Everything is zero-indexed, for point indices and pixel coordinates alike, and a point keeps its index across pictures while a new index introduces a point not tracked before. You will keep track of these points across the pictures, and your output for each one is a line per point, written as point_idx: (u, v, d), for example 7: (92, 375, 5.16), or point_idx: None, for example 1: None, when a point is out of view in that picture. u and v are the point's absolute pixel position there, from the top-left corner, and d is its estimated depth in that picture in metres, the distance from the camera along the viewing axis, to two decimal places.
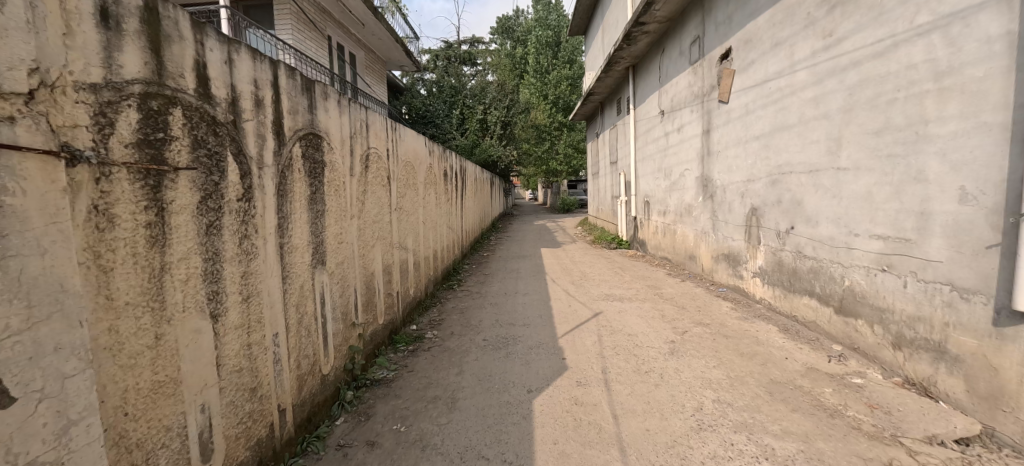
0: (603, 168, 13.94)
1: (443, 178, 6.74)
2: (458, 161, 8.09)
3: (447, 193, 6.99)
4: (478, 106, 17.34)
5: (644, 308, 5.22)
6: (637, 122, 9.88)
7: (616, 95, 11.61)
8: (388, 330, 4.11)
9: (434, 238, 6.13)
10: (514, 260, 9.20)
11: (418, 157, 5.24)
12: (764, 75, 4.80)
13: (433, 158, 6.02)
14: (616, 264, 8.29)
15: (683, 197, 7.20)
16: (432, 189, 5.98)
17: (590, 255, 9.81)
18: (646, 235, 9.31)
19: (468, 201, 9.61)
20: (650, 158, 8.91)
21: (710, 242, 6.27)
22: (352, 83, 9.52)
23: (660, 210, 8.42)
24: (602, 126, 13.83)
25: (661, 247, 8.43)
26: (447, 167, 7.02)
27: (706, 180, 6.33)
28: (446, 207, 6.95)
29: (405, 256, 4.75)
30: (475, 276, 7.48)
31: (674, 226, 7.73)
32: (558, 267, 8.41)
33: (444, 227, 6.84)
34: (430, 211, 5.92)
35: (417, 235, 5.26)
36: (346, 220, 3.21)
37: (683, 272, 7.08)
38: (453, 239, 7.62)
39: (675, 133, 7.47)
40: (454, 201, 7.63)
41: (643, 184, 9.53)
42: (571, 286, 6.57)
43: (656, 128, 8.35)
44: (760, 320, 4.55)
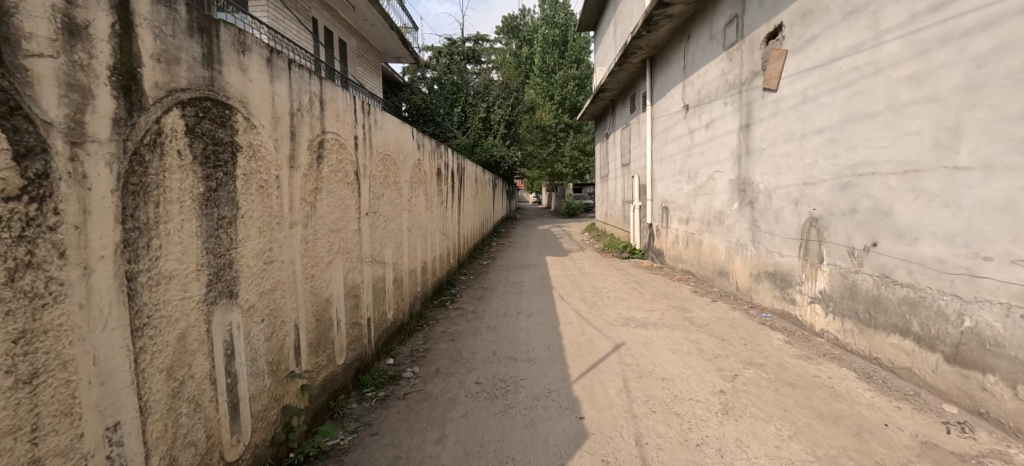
0: (612, 171, 12.96)
1: (435, 178, 5.77)
2: (454, 159, 7.11)
3: (439, 195, 6.01)
4: (480, 104, 16.42)
5: (676, 338, 4.24)
6: (655, 120, 8.91)
7: (630, 91, 10.66)
8: (352, 371, 3.16)
9: (422, 248, 5.16)
10: (516, 270, 8.19)
11: (401, 151, 4.28)
12: (830, 52, 3.84)
13: (421, 153, 5.06)
14: (632, 278, 7.32)
15: (713, 203, 6.21)
16: (420, 190, 5.01)
17: (601, 265, 8.84)
18: (665, 244, 8.33)
19: (466, 204, 8.62)
20: (671, 159, 7.93)
21: (748, 256, 5.28)
22: (341, 72, 8.61)
23: (681, 217, 7.44)
24: (613, 126, 12.87)
25: (682, 259, 7.44)
26: (440, 164, 6.05)
27: (743, 183, 5.34)
28: (438, 211, 5.97)
29: (382, 272, 3.80)
30: (471, 290, 6.49)
31: (699, 236, 6.76)
32: (567, 279, 7.41)
33: (436, 234, 5.86)
34: (417, 216, 4.95)
35: (399, 246, 4.30)
36: (281, 229, 2.26)
37: (711, 290, 6.10)
38: (447, 248, 6.66)
39: (703, 130, 6.51)
40: (448, 205, 6.67)
41: (661, 187, 8.55)
42: (582, 305, 5.58)
43: (680, 126, 7.37)
44: (829, 361, 3.57)
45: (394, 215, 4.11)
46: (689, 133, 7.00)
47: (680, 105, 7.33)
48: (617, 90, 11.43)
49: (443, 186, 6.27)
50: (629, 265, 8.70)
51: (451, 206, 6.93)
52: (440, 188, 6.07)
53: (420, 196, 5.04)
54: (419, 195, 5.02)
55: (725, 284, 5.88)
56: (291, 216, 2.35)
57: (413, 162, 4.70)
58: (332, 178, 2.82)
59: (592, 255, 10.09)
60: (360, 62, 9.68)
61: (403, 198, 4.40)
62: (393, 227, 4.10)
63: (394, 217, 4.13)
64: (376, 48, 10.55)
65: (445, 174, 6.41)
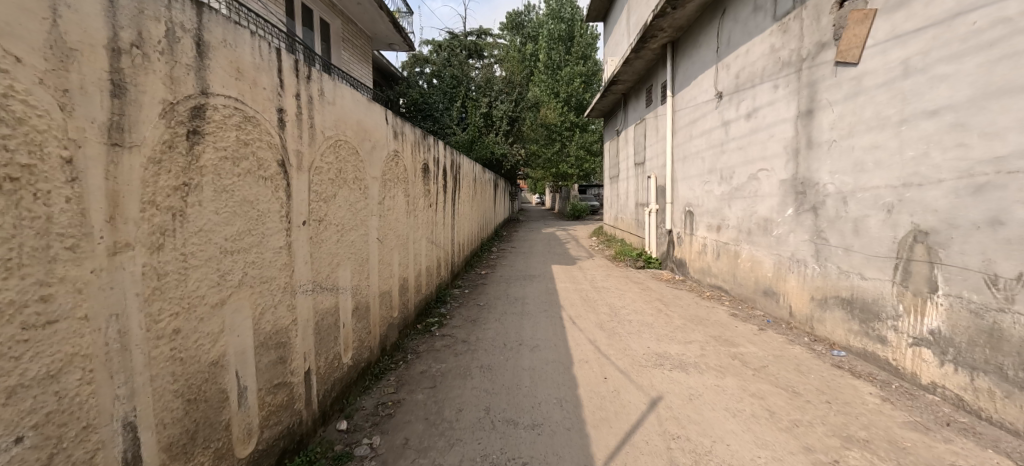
0: (624, 170, 11.85)
1: (420, 175, 4.71)
2: (447, 153, 6.05)
3: (425, 197, 4.97)
4: (481, 99, 15.36)
5: (731, 388, 3.18)
6: (677, 113, 7.84)
7: (646, 81, 9.58)
8: (272, 458, 2.12)
9: (400, 263, 4.10)
10: (518, 283, 7.12)
11: (367, 137, 3.22)
12: (954, 6, 2.81)
13: (401, 144, 4.01)
14: (653, 294, 6.25)
15: (755, 208, 5.12)
16: (397, 190, 3.95)
17: (614, 276, 7.77)
18: (688, 254, 7.24)
19: (462, 206, 7.55)
20: (697, 157, 6.86)
21: (808, 275, 4.22)
22: (321, 56, 7.62)
23: (711, 225, 6.35)
24: (624, 122, 11.79)
25: (711, 272, 6.34)
26: (427, 158, 4.96)
27: (803, 184, 4.26)
28: (424, 217, 4.92)
29: (333, 302, 2.75)
30: (463, 311, 5.41)
31: (733, 246, 5.70)
32: (576, 295, 6.31)
33: (420, 244, 4.81)
34: (393, 224, 3.90)
35: (364, 262, 3.25)
36: (80, 257, 1.22)
37: (753, 313, 5.01)
38: (436, 259, 5.60)
39: (741, 121, 5.45)
40: (438, 208, 5.60)
41: (684, 189, 7.46)
42: (599, 332, 4.49)
43: (709, 117, 6.31)
44: (963, 438, 2.50)
45: (355, 224, 3.07)
46: (722, 126, 5.92)
47: (711, 93, 6.27)
48: (631, 82, 10.34)
49: (431, 186, 5.19)
50: (647, 277, 7.60)
51: (442, 210, 5.89)
52: (427, 188, 5.01)
53: (398, 198, 4.00)
54: (397, 197, 3.96)
55: (773, 308, 4.79)
56: (111, 232, 1.31)
57: (387, 155, 3.66)
58: (225, 169, 1.77)
59: (603, 264, 8.99)
60: (346, 46, 8.66)
61: (372, 200, 3.36)
62: (354, 240, 3.05)
63: (356, 227, 3.08)
64: (365, 32, 9.53)
65: (435, 172, 5.36)
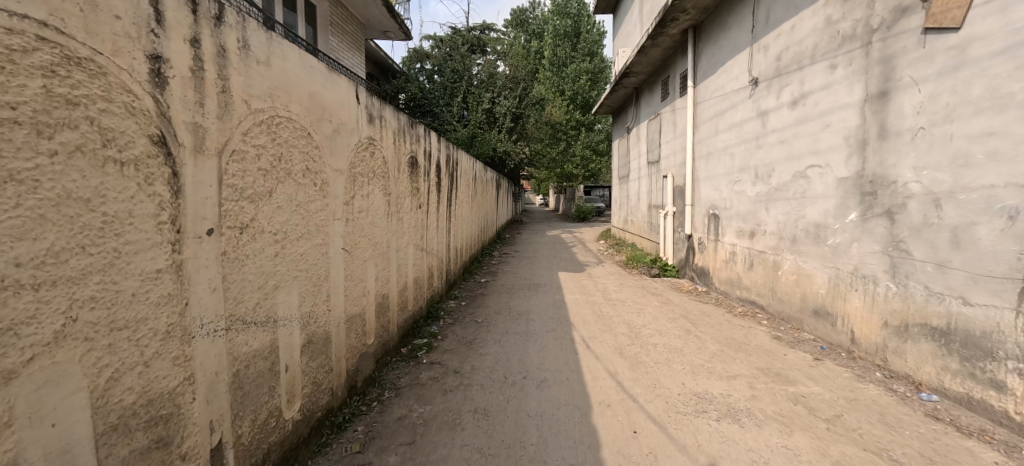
0: (635, 170, 11.03)
1: (407, 171, 3.93)
2: (441, 147, 5.27)
3: (414, 197, 4.19)
4: (483, 94, 14.60)
5: (806, 450, 2.39)
6: (699, 105, 7.05)
7: (662, 72, 8.79)
8: None
9: (377, 278, 3.33)
10: (521, 293, 6.32)
11: (328, 117, 2.44)
12: None
13: (380, 132, 3.24)
14: (675, 308, 5.47)
15: (803, 212, 4.32)
16: (375, 188, 3.18)
17: (629, 285, 6.99)
18: (713, 262, 6.43)
19: (460, 207, 6.77)
20: (724, 153, 6.07)
21: (878, 295, 3.43)
22: (307, 38, 6.94)
23: (742, 230, 5.54)
24: (635, 118, 11.00)
25: (743, 284, 5.54)
26: (415, 152, 4.18)
27: (873, 183, 3.47)
28: (411, 221, 4.14)
29: (267, 340, 1.98)
30: (457, 330, 4.63)
31: (770, 256, 4.91)
32: (587, 309, 5.51)
33: (406, 253, 4.03)
34: (369, 230, 3.12)
35: (323, 281, 2.48)
36: None
37: (802, 337, 4.21)
38: (427, 269, 4.81)
39: (782, 110, 4.67)
40: (430, 210, 4.83)
41: (706, 190, 6.66)
42: (620, 361, 3.70)
43: (741, 108, 5.51)
44: None
45: (308, 232, 2.29)
46: (758, 117, 5.13)
47: (743, 79, 5.47)
48: (645, 74, 9.54)
49: (421, 184, 4.41)
50: (666, 287, 6.78)
51: (435, 212, 5.11)
52: (415, 187, 4.23)
53: (376, 198, 3.22)
54: (374, 196, 3.19)
55: (828, 333, 3.99)
56: None
57: (360, 144, 2.88)
58: (11, 143, 1.00)
59: (615, 271, 8.19)
60: (335, 31, 7.92)
61: (335, 199, 2.59)
62: (306, 253, 2.28)
63: (309, 235, 2.31)
64: (358, 18, 8.81)
65: (426, 168, 4.59)
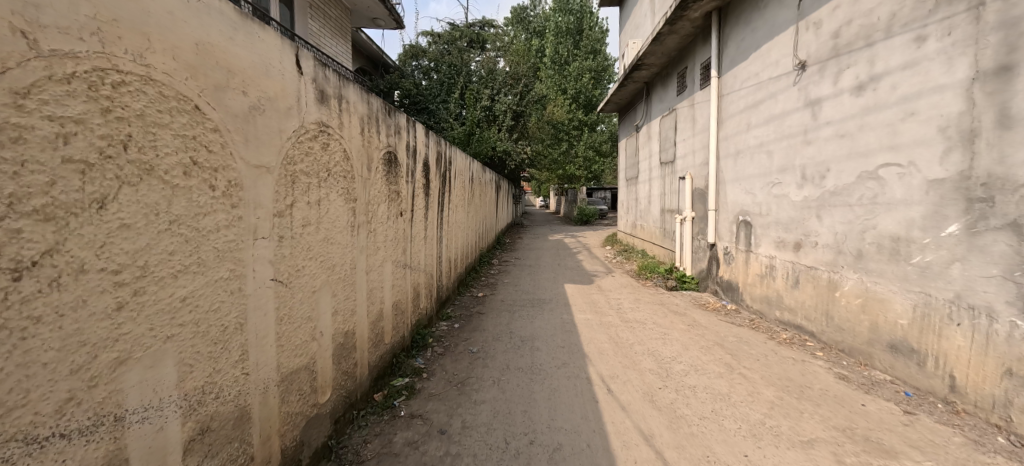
0: (646, 171, 10.21)
1: (383, 170, 3.10)
2: (430, 143, 4.43)
3: (393, 203, 3.35)
4: (482, 91, 13.79)
5: None
6: (723, 98, 6.22)
7: (677, 63, 7.97)
8: None
9: (337, 311, 2.50)
10: (523, 311, 5.48)
11: (239, 86, 1.61)
12: None
13: (340, 116, 2.41)
14: (706, 332, 4.64)
15: (873, 221, 3.51)
16: (332, 192, 2.35)
17: (646, 300, 6.16)
18: (743, 275, 5.60)
19: (454, 211, 5.93)
20: (757, 151, 5.25)
21: (999, 334, 2.60)
22: (280, 20, 6.12)
23: (784, 241, 4.70)
24: (646, 115, 10.17)
25: (784, 305, 4.71)
26: (395, 147, 3.35)
27: (989, 186, 2.67)
28: (388, 233, 3.31)
29: (99, 456, 1.15)
30: (446, 364, 3.79)
31: (823, 273, 4.08)
32: (602, 333, 4.67)
33: (380, 273, 3.19)
34: (322, 249, 2.28)
35: (235, 333, 1.65)
36: None
37: (875, 378, 3.38)
38: (411, 289, 3.97)
39: (841, 97, 3.86)
40: (414, 218, 3.99)
41: (733, 193, 5.85)
42: (655, 416, 2.86)
43: (782, 97, 4.69)
44: None
45: (198, 263, 1.47)
46: (805, 107, 4.31)
47: (785, 64, 4.66)
48: (659, 66, 8.71)
49: (402, 187, 3.57)
50: (688, 303, 5.94)
51: (423, 220, 4.28)
52: (395, 190, 3.39)
53: (335, 206, 2.39)
54: (332, 204, 2.36)
55: (913, 375, 3.15)
56: None
57: (305, 130, 2.06)
58: None
59: (627, 283, 7.36)
60: (316, 15, 7.10)
61: (258, 209, 1.76)
62: (195, 294, 1.45)
63: (201, 266, 1.48)
64: (343, 3, 7.99)
65: (410, 167, 3.75)
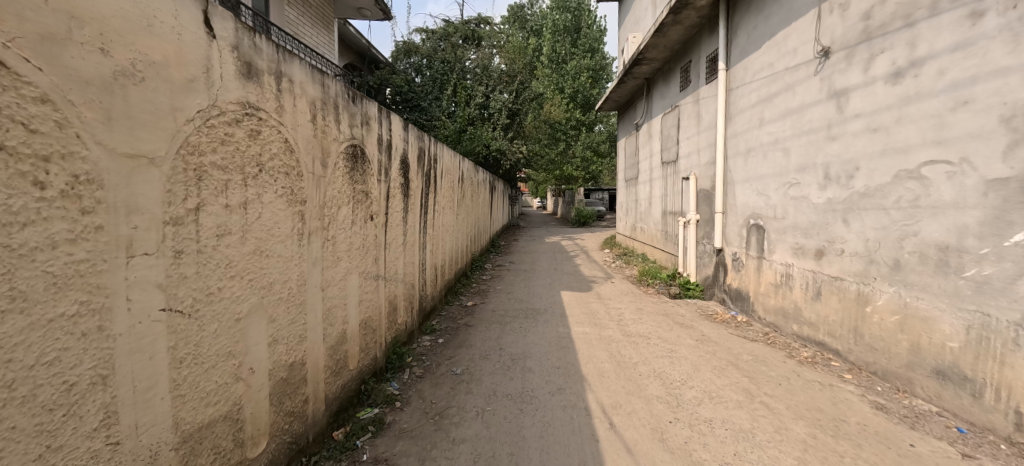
0: (646, 171, 9.75)
1: (344, 167, 2.61)
2: (410, 137, 3.94)
3: (359, 205, 2.86)
4: (476, 88, 13.31)
5: None
6: (730, 92, 5.75)
7: (681, 57, 7.52)
8: None
9: (278, 339, 2.01)
10: (515, 323, 5.00)
11: (92, 39, 1.13)
12: None
13: (279, 97, 1.92)
14: (717, 348, 4.17)
15: (914, 227, 3.06)
16: (267, 192, 1.86)
17: (649, 309, 5.69)
18: (754, 284, 5.14)
19: (441, 214, 5.45)
20: (770, 149, 4.79)
21: None
22: (252, 6, 5.65)
23: (803, 248, 4.23)
24: (646, 113, 9.72)
25: (803, 318, 4.24)
26: (363, 139, 2.87)
27: None
28: (354, 241, 2.81)
29: None
30: (423, 389, 3.30)
31: (851, 285, 3.62)
32: (601, 348, 4.18)
33: (343, 287, 2.70)
34: (251, 264, 1.79)
35: (93, 390, 1.17)
36: None
37: (918, 409, 2.92)
38: (385, 302, 3.48)
39: (872, 86, 3.41)
40: (390, 221, 3.50)
41: (743, 194, 5.39)
42: (667, 461, 2.38)
43: (802, 88, 4.23)
44: None
45: (13, 296, 0.98)
46: (830, 98, 3.86)
47: (806, 52, 4.20)
48: (661, 60, 8.25)
49: (373, 186, 3.08)
50: (693, 314, 5.47)
51: (401, 224, 3.79)
52: (363, 191, 2.90)
53: (271, 210, 1.90)
54: (266, 208, 1.87)
55: (967, 407, 2.70)
56: None
57: (220, 111, 1.57)
58: None
59: (627, 290, 6.89)
60: (294, 3, 6.63)
61: (136, 215, 1.27)
62: (4, 344, 0.96)
63: (18, 300, 0.99)
64: None
65: (383, 163, 3.27)
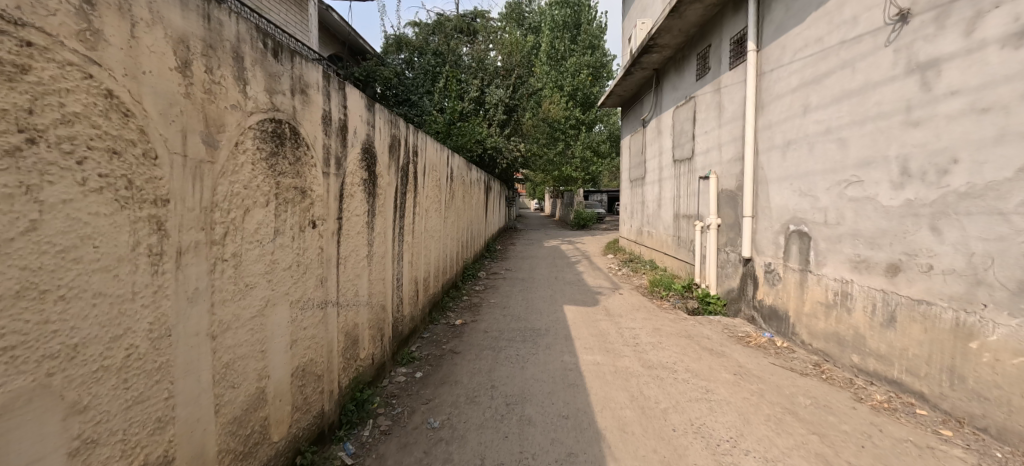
0: (655, 170, 8.93)
1: (258, 150, 1.74)
2: (379, 119, 3.08)
3: (289, 207, 1.99)
4: (471, 82, 12.44)
5: None
6: (761, 75, 4.92)
7: (699, 41, 6.69)
8: None
9: (98, 440, 1.17)
10: (511, 350, 4.13)
11: None
12: None
13: (87, 13, 1.08)
14: (764, 386, 3.33)
15: None
16: (53, 183, 1.02)
17: (669, 329, 4.86)
18: (795, 302, 4.32)
19: (424, 216, 4.59)
20: (819, 141, 3.96)
21: None
22: None
23: (869, 262, 3.40)
24: (654, 107, 8.90)
25: (869, 349, 3.41)
26: (296, 114, 2.01)
27: None
28: (279, 258, 1.95)
29: None
30: (387, 456, 2.43)
31: (949, 312, 2.79)
32: (618, 386, 3.33)
33: (260, 327, 1.84)
34: (8, 318, 0.94)
35: None
36: None
37: None
38: (338, 336, 2.60)
39: (981, 51, 2.60)
40: (345, 228, 2.64)
41: (780, 195, 4.55)
42: None
43: (867, 64, 3.42)
44: None
45: None
46: (912, 73, 3.04)
47: (871, 19, 3.38)
48: (675, 47, 7.43)
49: (315, 181, 2.22)
50: (721, 336, 4.63)
51: (364, 232, 2.94)
52: (296, 186, 2.04)
53: (66, 214, 1.05)
54: (51, 211, 1.02)
55: None
56: None
57: None
58: None
59: (639, 304, 6.04)
60: None
61: None
62: None
63: None
64: None
65: (333, 150, 2.40)
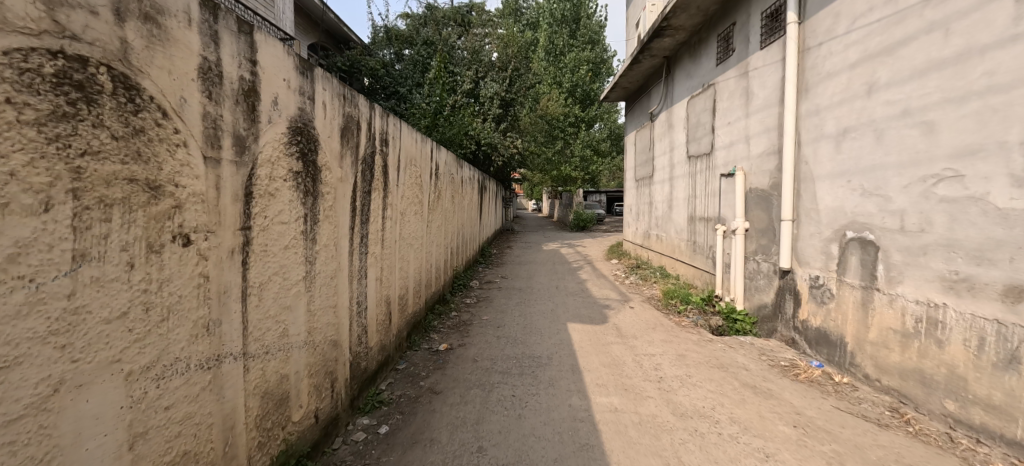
0: (665, 168, 8.12)
1: (11, 104, 0.92)
2: (324, 89, 2.24)
3: (115, 213, 1.16)
4: (464, 74, 11.60)
5: None
6: (804, 52, 4.11)
7: (720, 20, 5.87)
8: None
9: None
10: (505, 388, 3.29)
11: None
12: None
13: None
14: (838, 446, 2.52)
15: None
16: None
17: (695, 354, 4.05)
18: (854, 327, 3.50)
19: (400, 221, 3.75)
20: (890, 126, 3.16)
21: None
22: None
23: (974, 282, 2.60)
24: (663, 98, 8.10)
25: (974, 396, 2.60)
26: (131, 55, 1.19)
27: None
28: (89, 303, 1.11)
29: None
30: None
31: None
32: (647, 448, 2.49)
33: (41, 432, 1.02)
34: None
35: None
36: None
37: None
38: (249, 402, 1.77)
39: None
40: (263, 243, 1.80)
41: (832, 195, 3.74)
42: None
43: (970, 22, 2.63)
44: None
45: None
46: None
47: None
48: (691, 29, 6.61)
49: (187, 170, 1.39)
50: (761, 366, 3.82)
51: (300, 246, 2.10)
52: (135, 178, 1.21)
53: None
54: None
55: None
56: None
57: None
58: None
59: (654, 321, 5.22)
60: None
61: None
62: None
63: None
64: None
65: (228, 124, 1.56)
